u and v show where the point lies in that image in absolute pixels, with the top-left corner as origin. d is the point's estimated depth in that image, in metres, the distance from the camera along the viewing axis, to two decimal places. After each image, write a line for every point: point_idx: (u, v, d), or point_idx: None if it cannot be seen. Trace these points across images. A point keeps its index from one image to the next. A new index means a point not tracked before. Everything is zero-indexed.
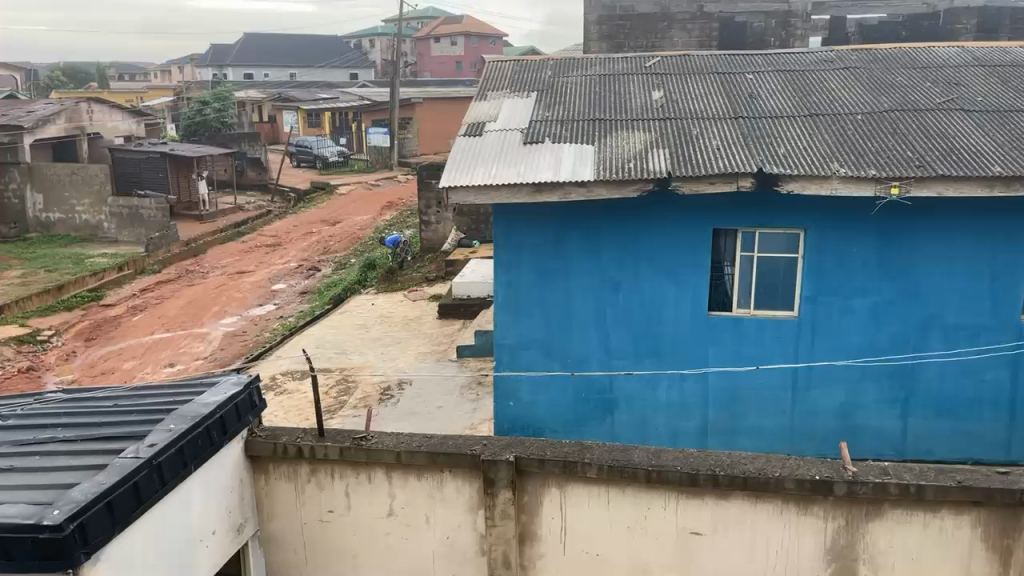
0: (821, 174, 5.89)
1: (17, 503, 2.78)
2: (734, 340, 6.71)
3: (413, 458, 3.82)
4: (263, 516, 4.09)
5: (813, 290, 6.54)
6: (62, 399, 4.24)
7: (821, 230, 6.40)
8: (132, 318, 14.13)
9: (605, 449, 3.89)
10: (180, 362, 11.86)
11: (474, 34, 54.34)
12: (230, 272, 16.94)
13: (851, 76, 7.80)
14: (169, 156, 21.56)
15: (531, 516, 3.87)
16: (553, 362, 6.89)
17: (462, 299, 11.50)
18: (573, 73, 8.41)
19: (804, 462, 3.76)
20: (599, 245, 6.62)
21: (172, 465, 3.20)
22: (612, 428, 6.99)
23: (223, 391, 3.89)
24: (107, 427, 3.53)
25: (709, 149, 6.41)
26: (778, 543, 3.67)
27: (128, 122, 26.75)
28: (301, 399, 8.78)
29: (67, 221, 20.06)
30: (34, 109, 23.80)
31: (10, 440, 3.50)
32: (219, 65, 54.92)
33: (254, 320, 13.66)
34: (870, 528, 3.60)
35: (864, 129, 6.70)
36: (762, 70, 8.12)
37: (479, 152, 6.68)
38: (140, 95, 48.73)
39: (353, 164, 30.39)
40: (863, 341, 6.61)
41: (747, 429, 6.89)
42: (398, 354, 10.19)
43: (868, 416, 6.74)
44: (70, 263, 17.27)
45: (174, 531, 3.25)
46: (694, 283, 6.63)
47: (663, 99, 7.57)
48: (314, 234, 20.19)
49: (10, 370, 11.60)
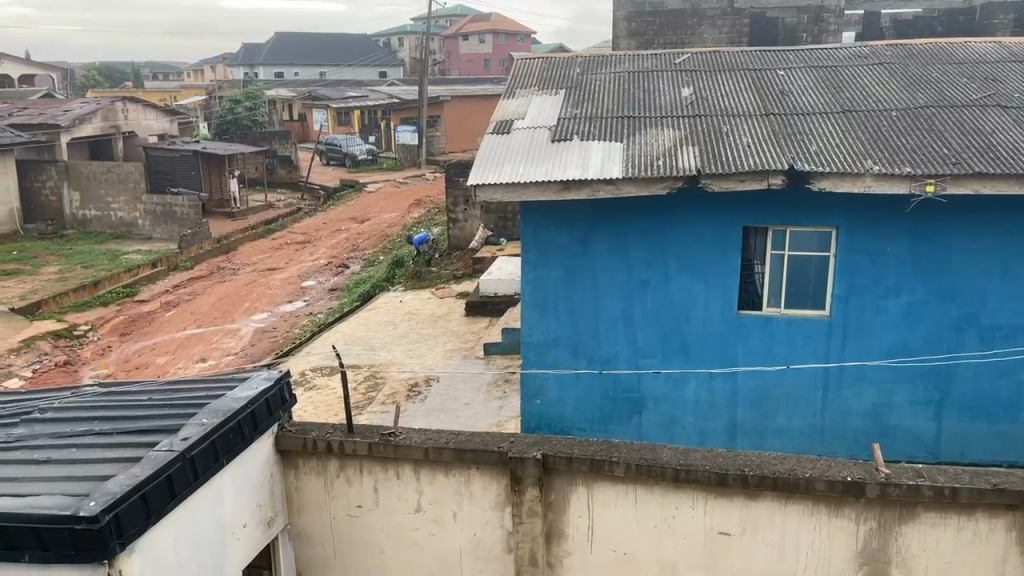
0: (854, 172, 5.81)
1: (54, 495, 2.84)
2: (764, 340, 6.65)
3: (440, 454, 3.84)
4: (293, 511, 4.13)
5: (845, 290, 6.46)
6: (98, 393, 4.32)
7: (853, 229, 6.32)
8: (165, 314, 14.36)
9: (632, 448, 3.88)
10: (212, 357, 12.03)
11: (503, 32, 54.37)
12: (261, 269, 17.14)
13: (886, 72, 7.69)
14: (201, 154, 21.86)
15: (558, 514, 3.87)
16: (581, 361, 6.87)
17: (490, 296, 11.53)
18: (602, 70, 8.37)
19: (835, 463, 3.71)
20: (627, 244, 6.59)
21: (204, 459, 3.25)
22: (639, 427, 6.96)
23: (254, 387, 3.93)
24: (142, 420, 3.60)
25: (740, 146, 6.36)
26: (808, 544, 3.63)
27: (163, 121, 27.22)
28: (330, 395, 8.87)
29: (103, 219, 20.42)
30: (71, 108, 24.28)
31: (48, 432, 3.58)
32: (250, 65, 55.89)
33: (284, 316, 13.81)
34: (902, 531, 3.55)
35: (899, 125, 6.60)
36: (794, 66, 8.02)
37: (508, 150, 6.68)
38: (174, 94, 49.49)
39: (382, 162, 30.59)
40: (896, 341, 6.51)
41: (776, 430, 6.81)
42: (426, 351, 10.24)
43: (901, 418, 6.64)
44: (106, 259, 17.57)
45: (205, 524, 3.29)
46: (723, 282, 6.57)
47: (693, 95, 7.51)
48: (343, 232, 20.34)
49: (48, 365, 11.88)
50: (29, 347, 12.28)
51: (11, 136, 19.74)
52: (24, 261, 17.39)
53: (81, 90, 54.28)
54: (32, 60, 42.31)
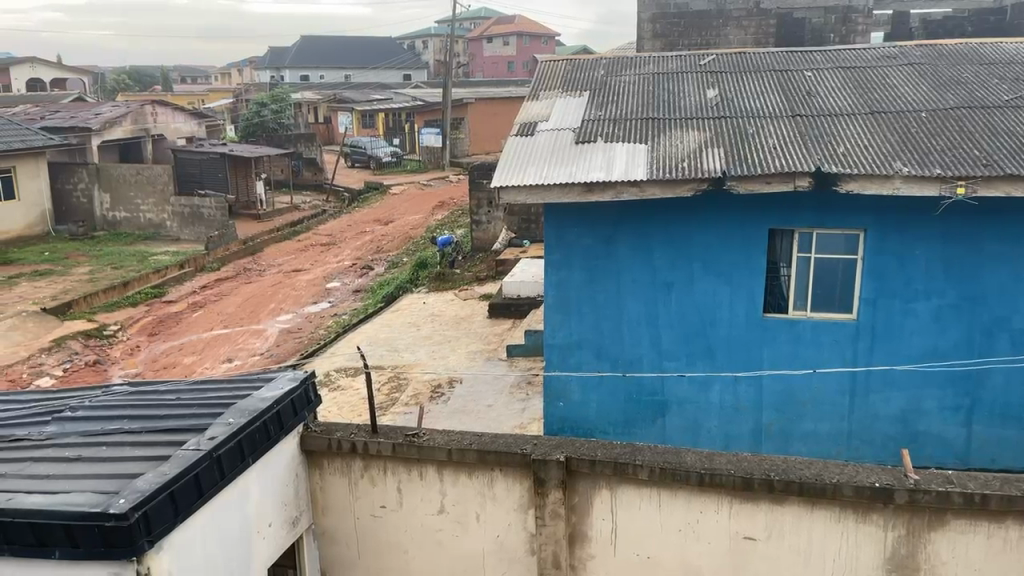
0: (882, 174, 5.74)
1: (85, 492, 2.89)
2: (791, 343, 6.58)
3: (463, 456, 3.85)
4: (317, 511, 4.16)
5: (873, 293, 6.38)
6: (128, 392, 4.38)
7: (881, 231, 6.24)
8: (192, 314, 14.53)
9: (656, 451, 3.86)
10: (238, 357, 12.17)
11: (527, 34, 54.41)
12: (286, 271, 17.27)
13: (915, 73, 7.59)
14: (228, 157, 22.12)
15: (581, 517, 3.86)
16: (604, 364, 6.86)
17: (513, 299, 11.53)
18: (626, 72, 8.35)
19: (863, 468, 3.66)
20: (651, 246, 6.56)
21: (231, 457, 3.29)
22: (663, 430, 6.91)
23: (280, 387, 3.97)
24: (171, 419, 3.65)
25: (766, 148, 6.30)
26: (835, 551, 3.59)
27: (192, 123, 27.56)
28: (354, 395, 8.92)
29: (132, 220, 20.72)
30: (102, 112, 24.67)
31: (78, 430, 3.65)
32: (276, 68, 56.60)
33: (309, 317, 13.91)
34: (931, 538, 3.49)
35: (930, 126, 6.51)
36: (821, 67, 7.94)
37: (532, 153, 6.68)
38: (202, 97, 49.98)
39: (406, 164, 30.72)
40: (925, 345, 6.42)
41: (803, 434, 6.74)
42: (449, 352, 10.27)
43: (930, 423, 6.55)
44: (135, 260, 17.83)
45: (231, 521, 3.33)
46: (749, 285, 6.52)
47: (718, 97, 7.47)
48: (368, 234, 20.44)
49: (78, 364, 12.09)
50: (60, 346, 12.49)
51: (43, 139, 20.10)
52: (55, 262, 17.70)
53: (111, 93, 55.03)
54: (64, 64, 43.02)
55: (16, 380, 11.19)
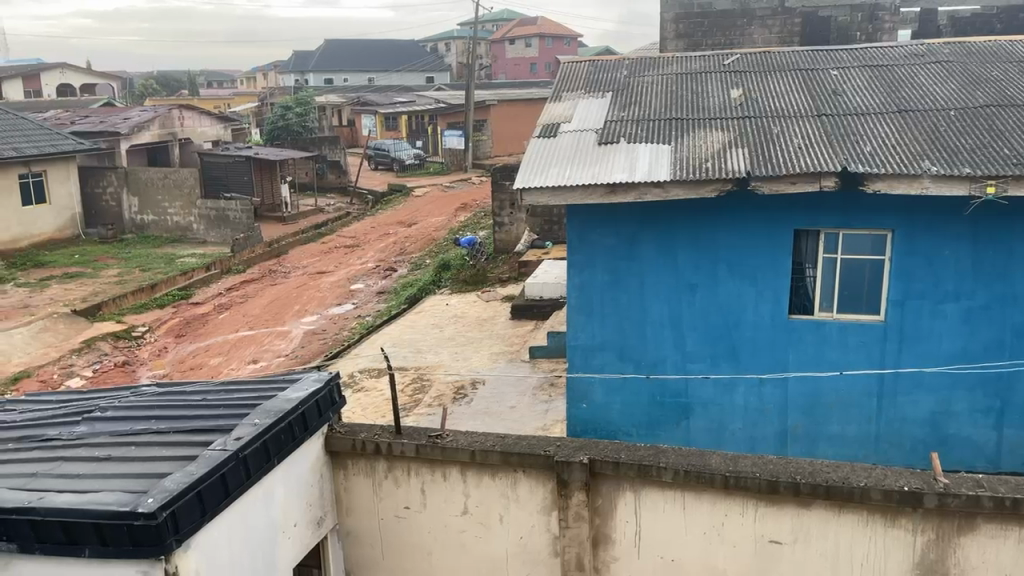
0: (910, 174, 5.66)
1: (114, 491, 2.93)
2: (816, 344, 6.51)
3: (487, 457, 3.85)
4: (342, 511, 4.18)
5: (901, 294, 6.29)
6: (157, 392, 4.44)
7: (909, 232, 6.15)
8: (218, 316, 14.69)
9: (681, 453, 3.84)
10: (263, 359, 12.29)
11: (549, 36, 54.44)
12: (311, 273, 17.41)
13: (942, 71, 7.48)
14: (253, 160, 22.37)
15: (605, 518, 3.84)
16: (627, 365, 6.83)
17: (535, 300, 11.51)
18: (649, 72, 8.32)
19: (891, 472, 3.61)
20: (675, 247, 6.52)
21: (257, 458, 3.32)
22: (686, 433, 6.87)
23: (305, 388, 3.99)
24: (198, 420, 3.69)
25: (790, 148, 6.25)
26: (863, 555, 3.55)
27: (218, 127, 27.86)
28: (378, 397, 8.97)
29: (160, 223, 21.01)
30: (130, 116, 25.05)
31: (108, 430, 3.70)
32: (301, 71, 57.19)
33: (333, 319, 14.01)
34: (961, 543, 3.44)
35: (958, 124, 6.42)
36: (846, 66, 7.85)
37: (555, 154, 6.67)
38: (228, 100, 50.43)
39: (429, 166, 30.89)
40: (954, 347, 6.32)
41: (829, 436, 6.66)
42: (472, 354, 10.29)
43: (959, 426, 6.45)
44: (162, 262, 18.07)
45: (258, 520, 3.36)
46: (774, 285, 6.46)
47: (742, 96, 7.41)
48: (391, 236, 20.55)
49: (107, 365, 12.28)
50: (90, 347, 12.71)
51: (72, 144, 20.44)
52: (86, 264, 18.00)
53: (138, 98, 55.67)
54: (93, 70, 43.70)
55: (47, 381, 11.40)
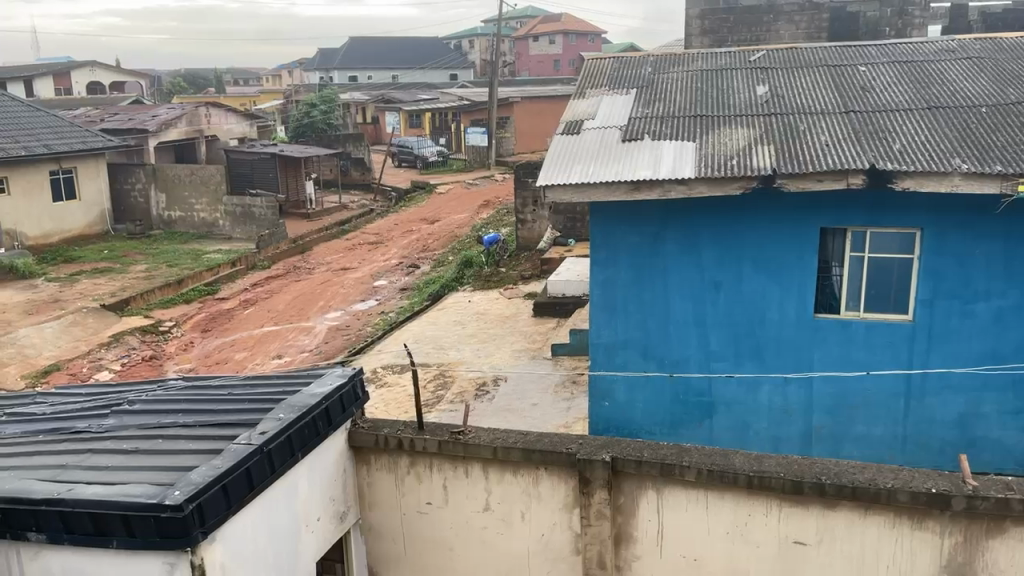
0: (940, 171, 5.58)
1: (141, 484, 2.97)
2: (842, 344, 6.44)
3: (508, 454, 3.85)
4: (365, 506, 4.20)
5: (930, 294, 6.20)
6: (183, 386, 4.50)
7: (939, 231, 6.06)
8: (243, 312, 14.83)
9: (704, 452, 3.81)
10: (287, 354, 12.40)
11: (573, 32, 54.26)
12: (335, 269, 17.52)
13: (974, 67, 7.35)
14: (279, 157, 22.55)
15: (627, 517, 3.83)
16: (650, 364, 6.80)
17: (558, 297, 11.51)
18: (674, 69, 8.25)
19: (919, 473, 3.55)
20: (698, 245, 6.48)
21: (281, 453, 3.35)
22: (709, 432, 6.83)
23: (329, 383, 4.03)
24: (223, 414, 3.73)
25: (818, 144, 6.19)
26: (890, 557, 3.50)
27: (244, 124, 28.12)
28: (401, 393, 9.02)
29: (186, 219, 21.24)
30: (158, 113, 25.36)
31: (136, 424, 3.75)
32: (326, 69, 57.73)
33: (356, 315, 14.10)
34: (990, 546, 3.38)
35: (990, 121, 6.31)
36: (876, 62, 7.75)
37: (578, 151, 6.64)
38: (254, 98, 50.94)
39: (452, 164, 30.97)
40: (983, 348, 6.22)
41: (855, 437, 6.59)
42: (494, 351, 10.30)
43: (989, 428, 6.35)
44: (189, 258, 18.29)
45: (282, 514, 3.40)
46: (800, 284, 6.39)
47: (768, 94, 7.33)
48: (414, 232, 20.63)
49: (135, 359, 12.44)
50: (118, 341, 12.90)
51: (102, 141, 20.74)
52: (114, 260, 18.26)
53: (167, 96, 56.07)
54: (122, 68, 44.55)
55: (76, 375, 11.60)
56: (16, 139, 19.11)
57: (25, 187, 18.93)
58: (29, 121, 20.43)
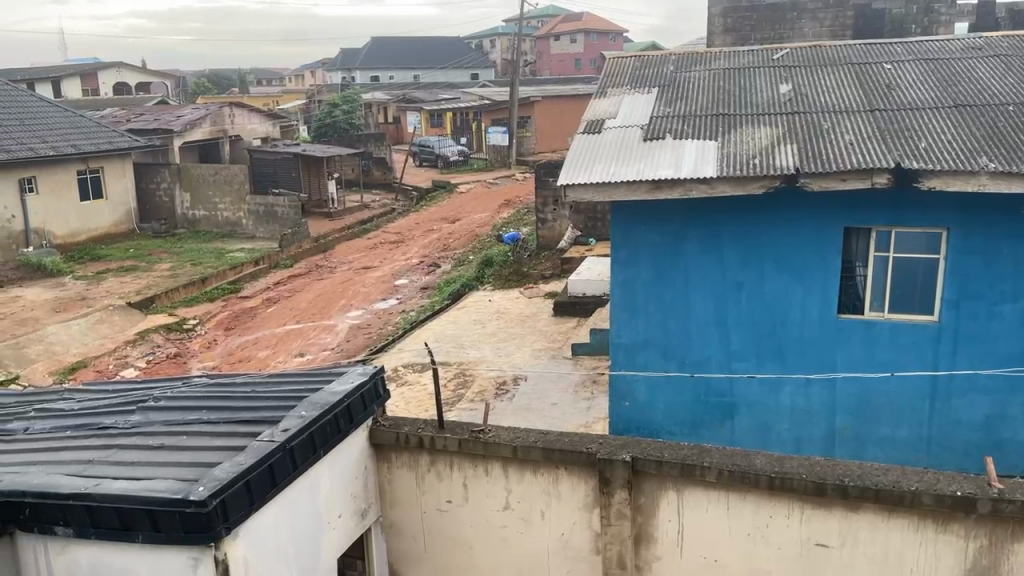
0: (967, 170, 5.51)
1: (166, 479, 3.02)
2: (865, 345, 6.38)
3: (528, 454, 3.86)
4: (386, 504, 4.23)
5: (956, 295, 6.12)
6: (208, 384, 4.55)
7: (965, 231, 5.98)
8: (266, 310, 14.96)
9: (724, 452, 3.79)
10: (310, 352, 12.51)
11: (593, 31, 54.11)
12: (356, 268, 17.62)
13: (1003, 65, 7.23)
14: (301, 156, 22.73)
15: (647, 517, 3.82)
16: (671, 364, 6.78)
17: (578, 297, 11.50)
18: (696, 68, 8.20)
19: (943, 475, 3.52)
20: (720, 244, 6.45)
21: (304, 450, 3.38)
22: (731, 433, 6.79)
23: (351, 380, 4.07)
24: (247, 411, 3.77)
25: (841, 143, 6.12)
26: (914, 560, 3.46)
27: (267, 124, 28.36)
28: (421, 391, 9.07)
29: (210, 218, 21.46)
30: (183, 114, 25.66)
31: (162, 420, 3.81)
32: (348, 69, 58.19)
33: (378, 314, 14.17)
34: (1015, 549, 3.33)
35: (1018, 120, 6.20)
36: (901, 61, 7.65)
37: (599, 151, 6.63)
38: (277, 99, 51.41)
39: (473, 163, 30.99)
40: (1011, 349, 6.13)
41: (879, 438, 6.52)
42: (514, 350, 10.31)
43: (1016, 429, 6.26)
44: (213, 257, 18.50)
45: (303, 510, 3.43)
46: (821, 285, 6.34)
47: (792, 92, 7.27)
48: (435, 232, 20.70)
49: (160, 356, 12.61)
50: (143, 339, 13.07)
51: (128, 141, 21.02)
52: (140, 258, 18.50)
53: (192, 97, 56.89)
54: (149, 69, 45.27)
55: (103, 372, 11.77)
56: (45, 140, 19.41)
57: (54, 187, 19.24)
58: (58, 121, 20.75)
